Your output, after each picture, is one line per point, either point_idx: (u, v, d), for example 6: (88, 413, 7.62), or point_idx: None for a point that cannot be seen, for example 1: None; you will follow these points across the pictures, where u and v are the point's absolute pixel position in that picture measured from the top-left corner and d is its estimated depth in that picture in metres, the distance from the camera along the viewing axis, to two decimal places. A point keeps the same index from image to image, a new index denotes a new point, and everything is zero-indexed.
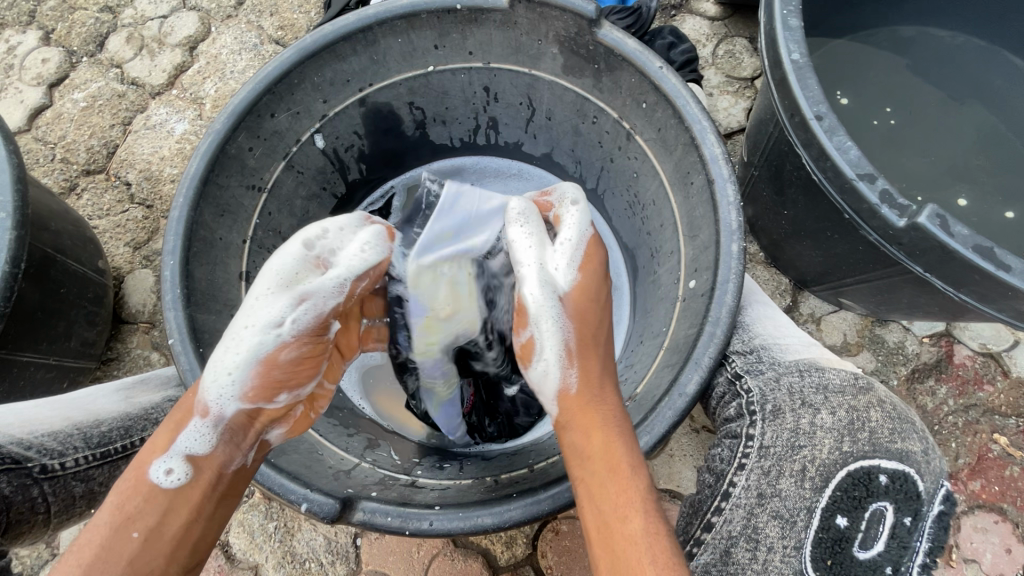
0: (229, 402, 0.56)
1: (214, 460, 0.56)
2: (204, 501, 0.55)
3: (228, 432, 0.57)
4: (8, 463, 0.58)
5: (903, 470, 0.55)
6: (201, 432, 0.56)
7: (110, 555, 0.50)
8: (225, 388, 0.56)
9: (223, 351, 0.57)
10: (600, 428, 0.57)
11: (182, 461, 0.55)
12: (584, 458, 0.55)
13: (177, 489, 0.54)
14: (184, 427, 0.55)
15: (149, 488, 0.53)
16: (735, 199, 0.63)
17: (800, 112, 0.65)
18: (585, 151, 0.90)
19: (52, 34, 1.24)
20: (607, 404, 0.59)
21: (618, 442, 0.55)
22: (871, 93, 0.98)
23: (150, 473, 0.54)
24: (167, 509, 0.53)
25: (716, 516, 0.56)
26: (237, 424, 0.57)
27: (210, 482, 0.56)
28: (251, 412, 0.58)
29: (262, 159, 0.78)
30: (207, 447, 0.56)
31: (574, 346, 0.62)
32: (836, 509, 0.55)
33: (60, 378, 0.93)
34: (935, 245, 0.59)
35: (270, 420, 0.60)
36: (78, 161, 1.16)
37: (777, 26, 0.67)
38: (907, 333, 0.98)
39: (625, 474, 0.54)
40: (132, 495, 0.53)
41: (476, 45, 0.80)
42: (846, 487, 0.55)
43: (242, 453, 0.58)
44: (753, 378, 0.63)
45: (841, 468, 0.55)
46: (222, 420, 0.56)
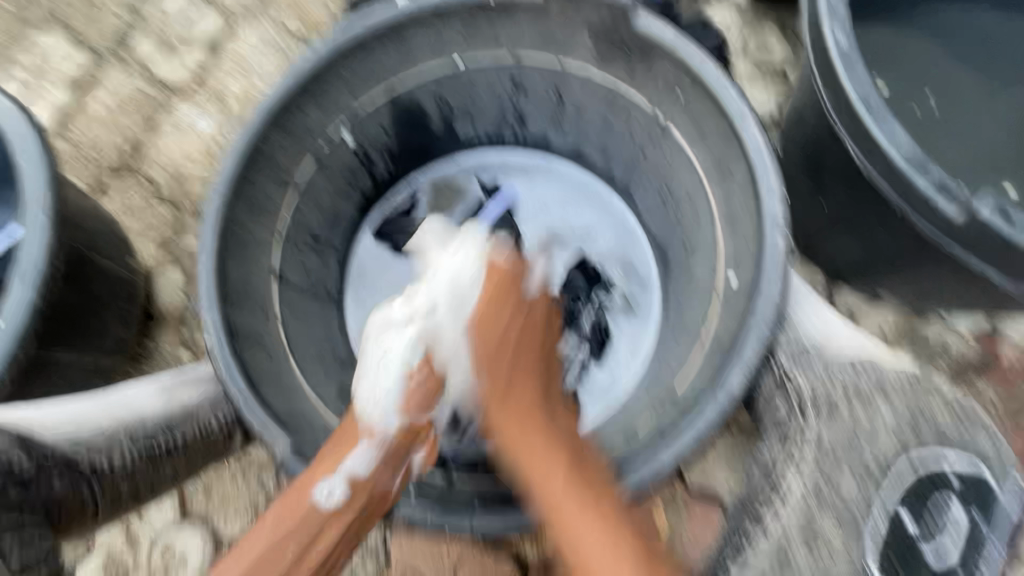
0: (392, 420, 0.60)
1: (372, 484, 0.58)
2: (356, 521, 0.57)
3: (386, 456, 0.59)
4: (59, 463, 0.59)
5: (976, 470, 0.60)
6: (365, 456, 0.58)
7: (273, 561, 0.53)
8: (382, 409, 0.60)
9: (377, 373, 0.62)
10: (523, 430, 0.61)
11: (342, 481, 0.57)
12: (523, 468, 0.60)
13: (334, 510, 0.56)
14: (353, 449, 0.58)
15: (311, 505, 0.56)
16: (779, 191, 0.61)
17: (847, 100, 0.63)
18: (615, 144, 0.88)
19: (78, 36, 1.25)
20: (518, 400, 0.63)
21: (538, 439, 0.60)
22: (912, 78, 0.95)
23: (314, 490, 0.56)
24: (319, 527, 0.56)
25: (771, 512, 0.61)
26: (395, 449, 0.60)
27: (364, 504, 0.58)
28: (405, 433, 0.61)
29: (293, 156, 0.78)
30: (367, 469, 0.58)
31: (481, 350, 0.64)
32: (900, 508, 0.60)
33: (95, 375, 0.95)
34: (997, 239, 0.58)
35: (414, 443, 0.62)
36: (106, 160, 1.17)
37: (821, 10, 0.64)
38: (948, 327, 0.95)
39: (540, 463, 0.58)
40: (295, 507, 0.55)
41: (506, 37, 0.79)
42: (912, 491, 0.60)
43: (393, 477, 0.60)
44: (804, 377, 0.62)
45: (904, 459, 0.61)
46: (383, 440, 0.59)
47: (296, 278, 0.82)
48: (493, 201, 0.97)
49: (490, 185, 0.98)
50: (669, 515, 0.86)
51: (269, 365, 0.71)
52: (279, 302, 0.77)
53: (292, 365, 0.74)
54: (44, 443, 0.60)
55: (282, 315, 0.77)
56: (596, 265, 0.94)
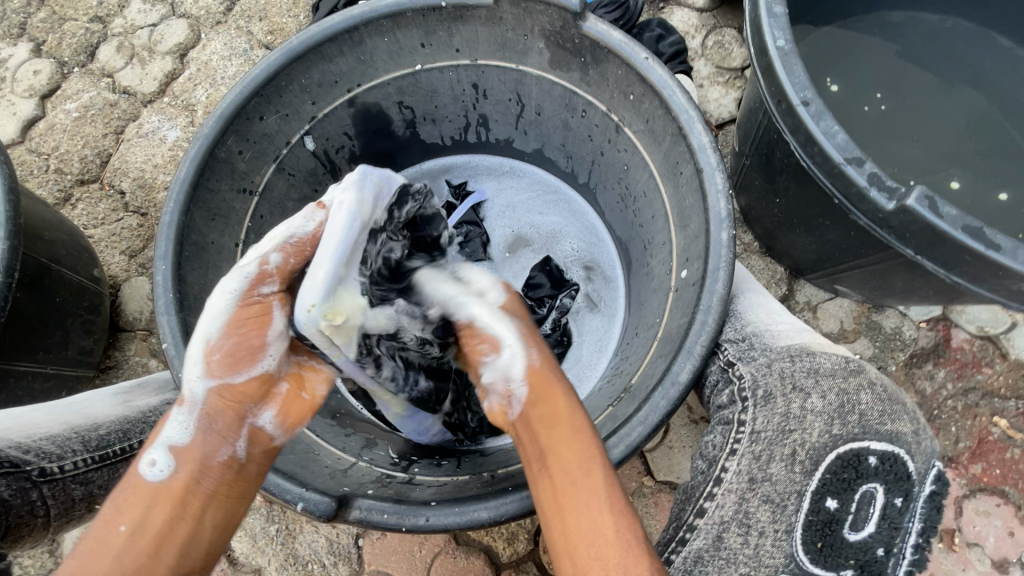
0: (200, 386, 0.56)
1: (195, 452, 0.55)
2: (195, 494, 0.54)
3: (205, 420, 0.56)
4: (6, 468, 0.57)
5: (892, 450, 0.55)
6: (183, 422, 0.55)
7: (104, 545, 0.51)
8: (193, 372, 0.55)
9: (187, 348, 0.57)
10: (573, 422, 0.57)
11: (165, 453, 0.54)
12: (554, 429, 0.56)
13: (160, 483, 0.53)
14: (167, 418, 0.55)
15: (136, 483, 0.53)
16: (724, 187, 0.63)
17: (787, 99, 0.65)
18: (575, 145, 0.90)
19: (43, 46, 1.24)
20: (566, 396, 0.58)
21: (585, 429, 0.56)
22: (863, 79, 0.98)
23: (136, 468, 0.54)
24: (151, 503, 0.53)
25: (708, 502, 0.56)
26: (217, 409, 0.56)
27: (194, 475, 0.54)
28: (224, 394, 0.56)
29: (252, 162, 0.78)
30: (188, 437, 0.55)
31: (526, 331, 0.62)
32: (826, 491, 0.55)
33: (59, 387, 0.94)
34: (925, 227, 0.59)
35: (249, 401, 0.58)
36: (72, 171, 1.16)
37: (761, 13, 0.66)
38: (904, 318, 0.98)
39: (579, 450, 0.55)
40: (121, 490, 0.53)
41: (463, 42, 0.80)
42: (835, 470, 0.55)
43: (227, 442, 0.56)
44: (744, 365, 0.63)
45: (831, 451, 0.56)
46: (195, 405, 0.56)
47: None
48: (462, 203, 0.98)
49: (458, 186, 1.00)
50: (637, 508, 0.88)
51: None
52: None
53: None
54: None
55: None
56: (560, 267, 0.95)
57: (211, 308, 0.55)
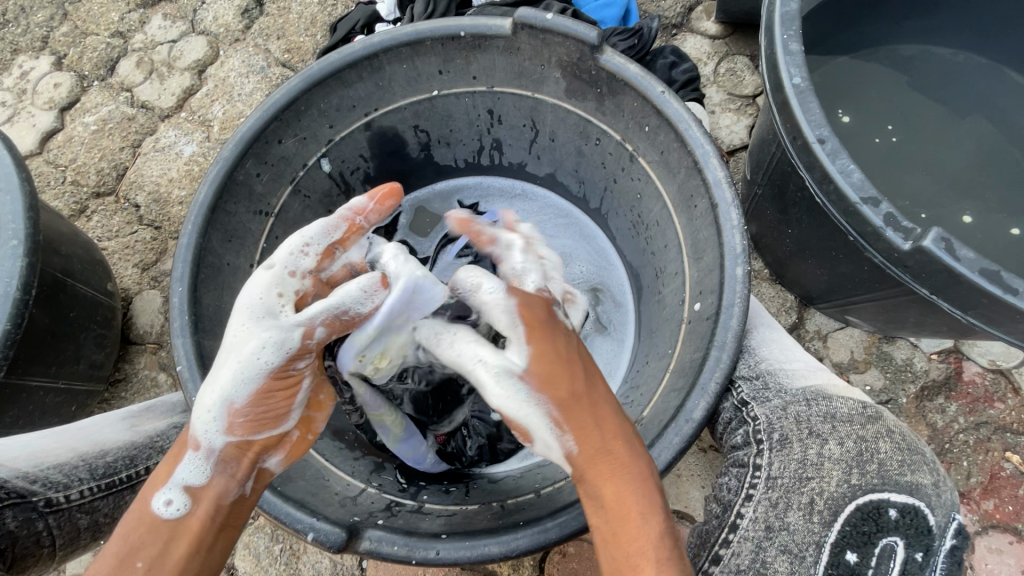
0: (216, 434, 0.56)
1: (210, 493, 0.56)
2: (209, 531, 0.56)
3: (220, 463, 0.57)
4: (13, 499, 0.57)
5: (914, 504, 0.52)
6: (197, 464, 0.56)
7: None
8: (209, 423, 0.56)
9: (203, 391, 0.57)
10: (613, 494, 0.55)
11: (180, 493, 0.55)
12: (600, 512, 0.55)
13: (177, 521, 0.55)
14: (181, 459, 0.56)
15: (151, 519, 0.54)
16: (739, 222, 0.64)
17: (803, 135, 0.65)
18: (588, 171, 0.90)
19: (64, 59, 1.26)
20: (612, 461, 0.56)
21: (630, 494, 0.54)
22: (875, 111, 0.98)
23: (151, 505, 0.55)
24: (168, 539, 0.54)
25: (723, 549, 0.56)
26: (232, 454, 0.57)
27: (208, 514, 0.56)
28: (242, 443, 0.57)
29: (269, 184, 0.79)
30: (202, 478, 0.56)
31: (559, 414, 0.58)
32: (846, 544, 0.52)
33: (68, 401, 0.94)
34: (941, 269, 0.59)
35: (264, 448, 0.59)
36: (88, 183, 1.18)
37: (777, 50, 0.67)
38: (915, 349, 0.98)
39: (636, 531, 0.53)
40: (136, 524, 0.54)
41: (480, 70, 0.81)
42: (855, 522, 0.52)
43: (238, 483, 0.58)
44: (759, 406, 0.64)
45: (849, 502, 0.53)
46: (209, 451, 0.56)
47: None
48: None
49: (471, 207, 1.01)
50: None
51: None
52: None
53: None
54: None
55: None
56: (569, 291, 0.96)
57: (235, 373, 0.56)
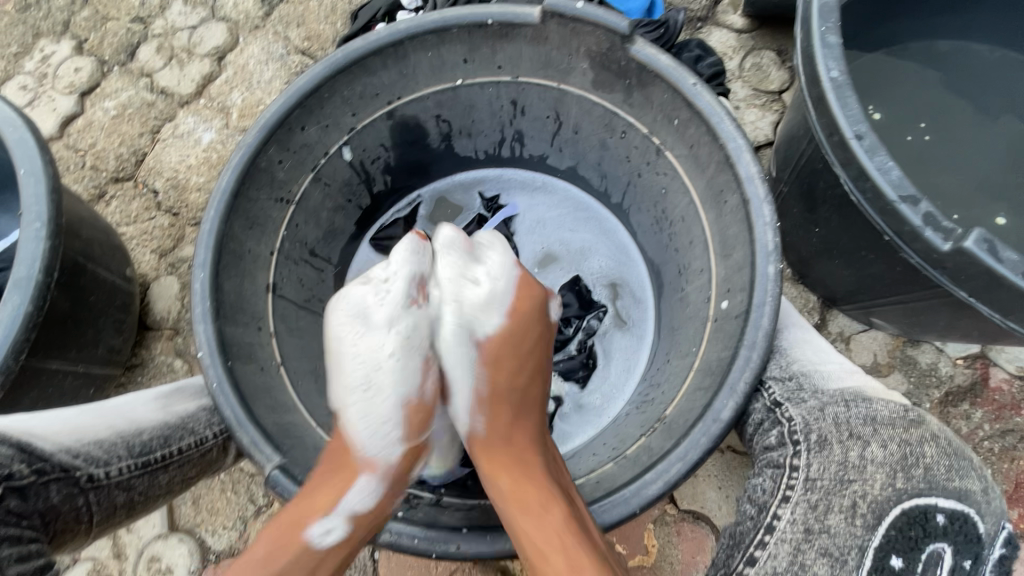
0: (389, 450, 0.63)
1: (373, 516, 0.61)
2: (360, 550, 0.62)
3: (388, 486, 0.63)
4: (57, 473, 0.59)
5: (960, 509, 0.54)
6: (366, 491, 0.61)
7: None
8: (384, 438, 0.63)
9: (372, 403, 0.63)
10: (523, 478, 0.62)
11: (342, 519, 0.60)
12: (512, 484, 0.62)
13: (335, 546, 0.59)
14: (353, 485, 0.61)
15: (311, 544, 0.58)
16: (772, 219, 0.62)
17: (839, 132, 0.63)
18: (611, 165, 0.89)
19: (85, 44, 1.26)
20: (518, 446, 0.65)
21: (534, 475, 0.62)
22: (906, 108, 0.96)
23: (310, 531, 0.59)
24: (323, 562, 0.59)
25: (759, 550, 0.56)
26: (396, 476, 0.63)
27: (364, 536, 0.61)
28: (407, 458, 0.64)
29: (291, 172, 0.78)
30: (369, 505, 0.61)
31: (480, 396, 0.66)
32: (891, 548, 0.54)
33: (87, 385, 0.94)
34: (982, 271, 0.57)
35: (415, 463, 0.66)
36: (107, 168, 1.18)
37: (815, 43, 0.65)
38: (940, 354, 0.96)
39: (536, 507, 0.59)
40: (297, 547, 0.58)
41: (506, 60, 0.79)
42: (901, 526, 0.54)
43: (395, 501, 0.64)
44: (794, 407, 0.63)
45: (895, 505, 0.55)
46: (382, 473, 0.62)
47: (290, 293, 0.82)
48: (495, 217, 0.98)
49: (491, 199, 0.99)
50: (658, 536, 0.87)
51: (262, 381, 0.71)
52: (273, 316, 0.77)
53: (284, 380, 0.75)
54: (43, 451, 0.60)
55: (276, 329, 0.77)
56: (588, 286, 0.95)
57: (399, 374, 0.63)
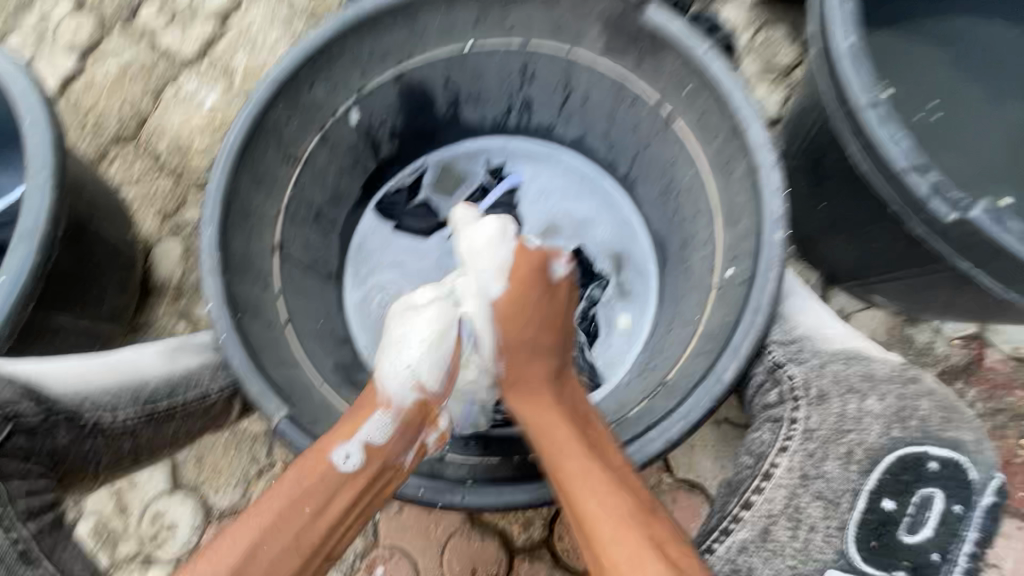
0: (406, 394, 0.63)
1: (386, 453, 0.62)
2: (373, 489, 0.61)
3: (401, 426, 0.63)
4: (64, 417, 0.62)
5: (955, 457, 0.62)
6: (381, 424, 0.62)
7: (287, 519, 0.57)
8: (402, 379, 0.63)
9: (394, 351, 0.65)
10: (543, 408, 0.64)
11: (359, 447, 0.61)
12: (539, 409, 0.64)
13: (350, 473, 0.60)
14: (370, 417, 0.62)
15: (328, 467, 0.59)
16: (780, 188, 0.63)
17: (851, 100, 0.63)
18: (620, 135, 0.88)
19: (85, 1, 1.24)
20: (535, 377, 0.66)
21: (554, 402, 0.64)
22: (916, 87, 0.95)
23: (330, 455, 0.60)
24: (336, 487, 0.59)
25: (756, 494, 0.64)
26: (411, 419, 0.63)
27: (377, 472, 0.61)
28: (419, 408, 0.64)
29: (299, 131, 0.78)
30: (383, 438, 0.62)
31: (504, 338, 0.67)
32: (883, 492, 0.62)
33: (91, 343, 0.95)
34: (987, 241, 0.59)
35: (427, 422, 0.65)
36: (109, 129, 1.17)
37: (831, 11, 0.65)
38: (937, 333, 0.97)
39: (563, 428, 0.62)
40: (314, 465, 0.59)
41: (517, 23, 0.79)
42: (895, 471, 0.62)
43: (408, 451, 0.63)
44: (796, 366, 0.67)
45: (892, 453, 0.63)
46: (397, 411, 0.63)
47: (296, 254, 0.82)
48: (498, 187, 0.98)
49: (496, 168, 0.99)
50: (655, 503, 0.89)
51: (268, 338, 0.71)
52: (280, 276, 0.78)
53: (290, 339, 0.75)
54: (51, 394, 0.62)
55: (282, 288, 0.77)
56: (591, 256, 0.95)
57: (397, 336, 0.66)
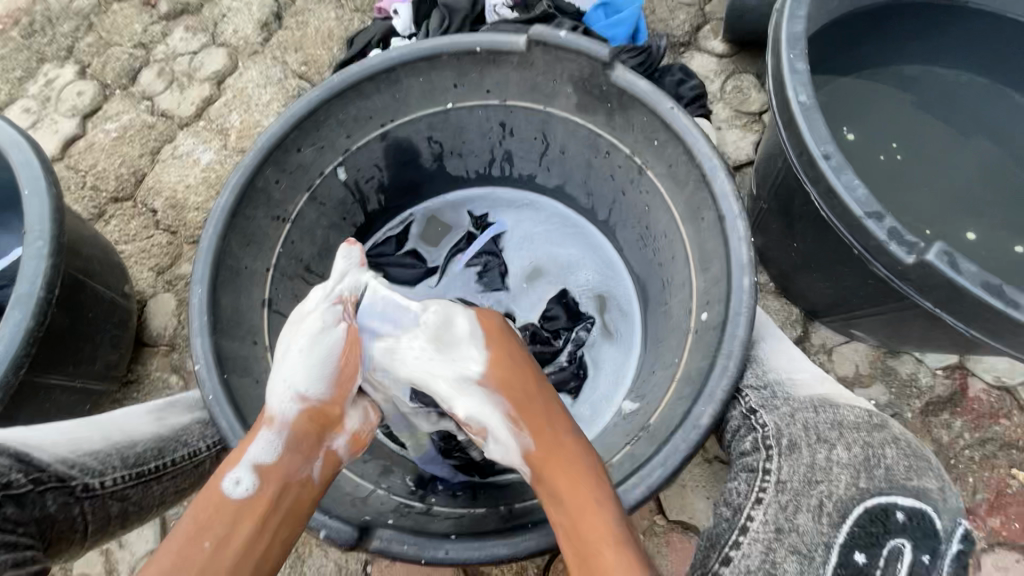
0: (291, 409, 0.62)
1: (280, 471, 0.59)
2: (278, 512, 0.58)
3: (292, 440, 0.61)
4: (53, 482, 0.61)
5: (920, 507, 0.57)
6: (269, 443, 0.60)
7: (188, 562, 0.54)
8: (286, 394, 0.62)
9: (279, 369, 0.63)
10: (575, 480, 0.59)
11: (249, 471, 0.59)
12: (562, 489, 0.58)
13: (244, 500, 0.58)
14: (256, 437, 0.60)
15: (220, 498, 0.57)
16: (746, 234, 0.66)
17: (808, 151, 0.67)
18: (597, 184, 0.92)
19: (88, 69, 1.30)
20: (567, 450, 0.61)
21: (578, 468, 0.59)
22: (880, 128, 1.00)
23: (221, 485, 0.58)
24: (234, 517, 0.57)
25: (734, 550, 0.60)
26: (301, 428, 0.62)
27: (277, 493, 0.59)
28: (310, 416, 0.62)
29: (288, 190, 0.81)
30: (273, 456, 0.60)
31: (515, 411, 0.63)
32: (854, 545, 0.57)
33: (83, 401, 0.96)
34: (944, 282, 0.61)
35: (327, 429, 0.63)
36: (107, 188, 1.21)
37: (784, 69, 0.69)
38: (919, 364, 0.98)
39: (596, 501, 0.57)
40: (206, 505, 0.57)
41: (494, 84, 0.83)
42: (864, 523, 0.57)
43: (309, 463, 0.61)
44: (768, 414, 0.69)
45: (858, 504, 0.58)
46: (281, 425, 0.61)
47: (285, 307, 0.84)
48: (483, 233, 1.01)
49: (480, 217, 1.02)
50: (648, 546, 0.88)
51: (257, 394, 0.73)
52: (269, 331, 0.80)
53: None
54: (41, 461, 0.61)
55: (272, 343, 0.79)
56: (575, 298, 0.98)
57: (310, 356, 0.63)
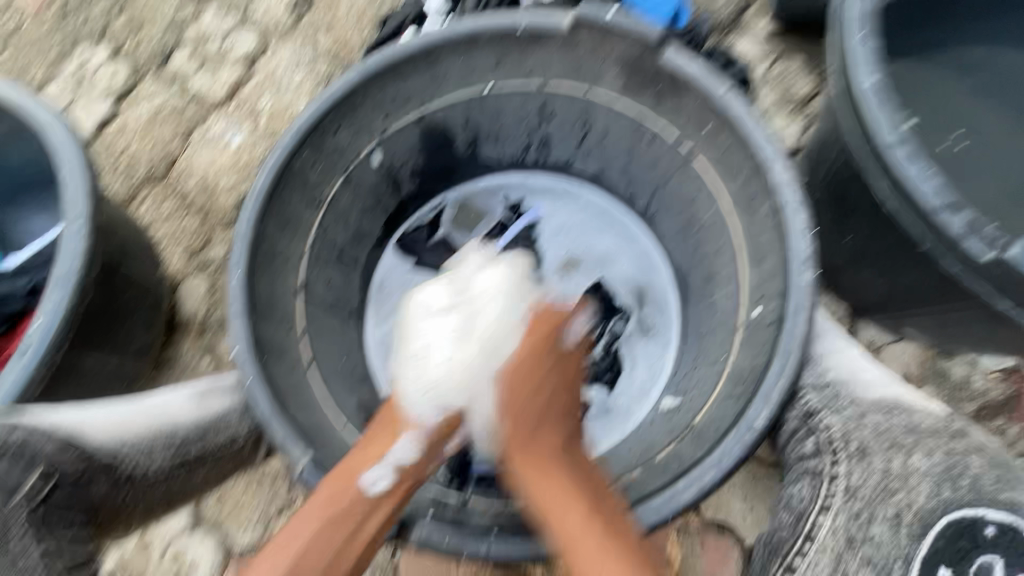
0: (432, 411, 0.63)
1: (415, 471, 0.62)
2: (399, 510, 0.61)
3: (428, 444, 0.62)
4: (102, 466, 0.66)
5: (1011, 522, 0.61)
6: (409, 444, 0.62)
7: (318, 549, 0.57)
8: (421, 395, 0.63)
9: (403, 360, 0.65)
10: (554, 476, 0.60)
11: (389, 470, 0.60)
12: (539, 482, 0.60)
13: (381, 495, 0.59)
14: (398, 438, 0.62)
15: (359, 492, 0.59)
16: (806, 228, 0.63)
17: (875, 139, 0.63)
18: (639, 171, 0.88)
19: (121, 49, 1.30)
20: (544, 444, 0.62)
21: (559, 470, 0.60)
22: (938, 116, 0.95)
23: (360, 478, 0.59)
24: (370, 508, 0.59)
25: (799, 558, 0.63)
26: (438, 435, 0.63)
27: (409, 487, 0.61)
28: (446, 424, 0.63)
29: (323, 174, 0.79)
30: (413, 457, 0.62)
31: (505, 404, 0.63)
32: (938, 559, 0.61)
33: (119, 382, 0.97)
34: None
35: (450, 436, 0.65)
36: (140, 170, 1.21)
37: (850, 50, 0.65)
38: (974, 366, 0.93)
39: (574, 498, 0.58)
40: (343, 495, 0.59)
41: (536, 66, 0.80)
42: (948, 536, 0.61)
43: (432, 463, 0.64)
44: (833, 416, 0.67)
45: (941, 517, 0.62)
46: (423, 430, 0.62)
47: (320, 293, 0.83)
48: (517, 221, 0.99)
49: (514, 204, 1.00)
50: (683, 545, 0.86)
51: (292, 380, 0.72)
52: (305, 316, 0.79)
53: (312, 379, 0.75)
54: (88, 446, 0.66)
55: (306, 329, 0.78)
56: (611, 290, 0.95)
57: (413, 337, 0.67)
